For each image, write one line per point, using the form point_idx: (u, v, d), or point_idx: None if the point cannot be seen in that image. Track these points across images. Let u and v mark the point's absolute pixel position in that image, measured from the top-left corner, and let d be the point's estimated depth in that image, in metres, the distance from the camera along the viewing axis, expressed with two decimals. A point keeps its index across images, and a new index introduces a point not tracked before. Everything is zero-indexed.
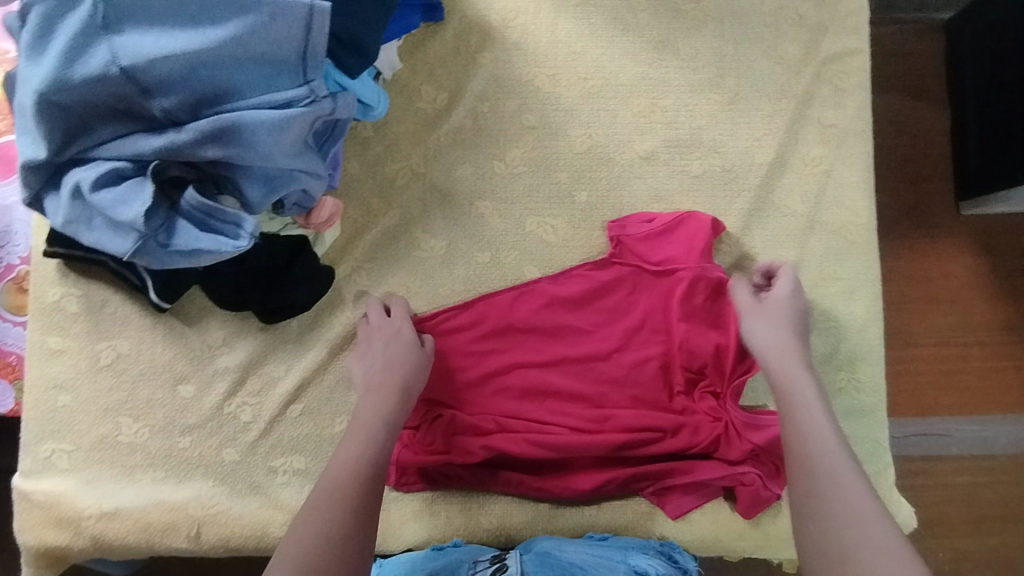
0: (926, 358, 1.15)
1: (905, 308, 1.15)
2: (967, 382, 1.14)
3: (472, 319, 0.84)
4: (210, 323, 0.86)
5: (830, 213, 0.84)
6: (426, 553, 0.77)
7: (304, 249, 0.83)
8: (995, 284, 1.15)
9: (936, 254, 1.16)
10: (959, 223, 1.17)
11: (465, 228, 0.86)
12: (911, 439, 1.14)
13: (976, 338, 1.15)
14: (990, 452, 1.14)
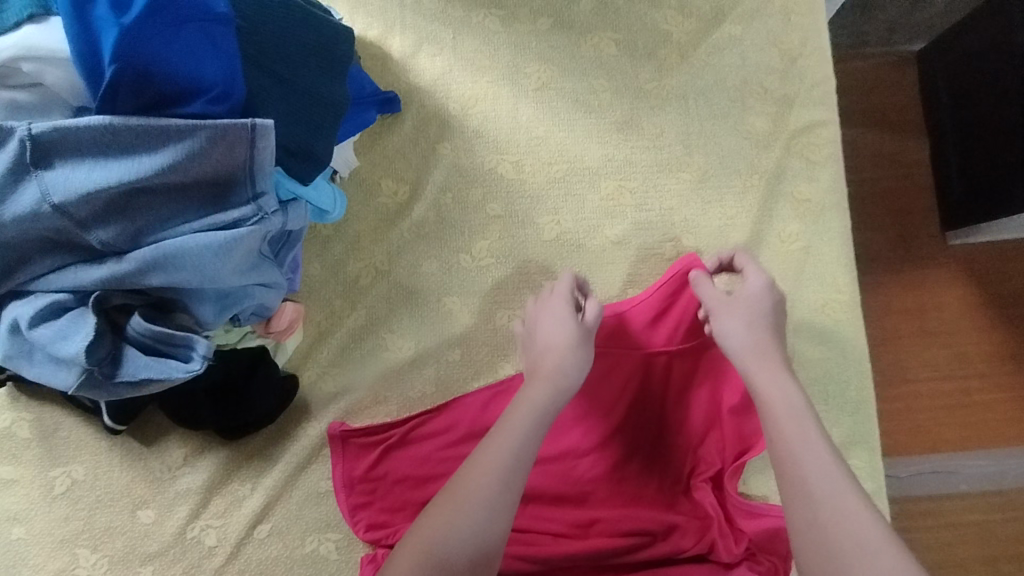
0: (923, 394, 1.08)
1: (894, 344, 1.09)
2: (970, 415, 1.08)
3: (447, 423, 0.80)
4: (170, 442, 0.82)
5: (811, 291, 0.81)
6: None
7: (263, 360, 0.79)
8: (992, 313, 1.10)
9: (928, 288, 1.11)
10: (946, 252, 1.12)
11: (434, 324, 0.83)
12: (922, 481, 1.07)
13: (974, 369, 1.08)
14: (999, 489, 1.06)
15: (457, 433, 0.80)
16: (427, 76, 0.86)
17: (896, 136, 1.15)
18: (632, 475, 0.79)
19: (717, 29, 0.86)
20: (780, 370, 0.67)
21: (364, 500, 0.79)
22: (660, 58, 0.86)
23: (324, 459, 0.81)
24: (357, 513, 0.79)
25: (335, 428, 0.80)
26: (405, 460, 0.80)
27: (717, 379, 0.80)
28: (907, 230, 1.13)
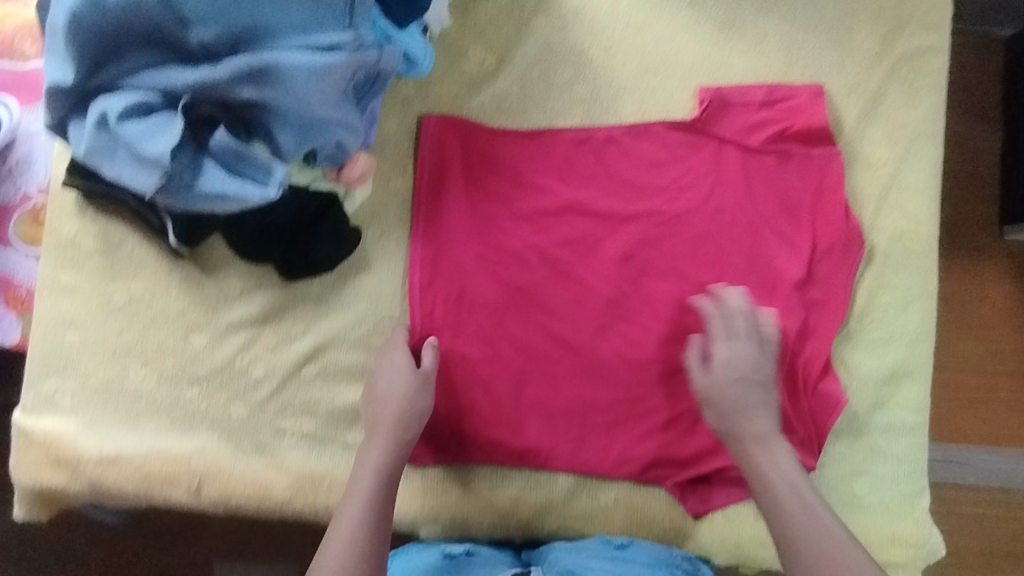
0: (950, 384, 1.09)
1: None
2: (990, 412, 1.09)
3: (547, 223, 0.82)
4: (229, 274, 0.82)
5: (890, 220, 0.79)
6: (435, 562, 0.73)
7: (334, 206, 0.79)
8: None
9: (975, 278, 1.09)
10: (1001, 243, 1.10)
11: (502, 179, 0.82)
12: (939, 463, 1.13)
13: (1005, 367, 1.09)
14: (1008, 486, 1.10)
15: (548, 237, 0.82)
16: None
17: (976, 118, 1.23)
18: (693, 330, 0.80)
19: None
20: (760, 405, 0.72)
21: (452, 271, 0.81)
22: None
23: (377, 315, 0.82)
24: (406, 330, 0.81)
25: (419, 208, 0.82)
26: (485, 252, 0.82)
27: (842, 257, 0.79)
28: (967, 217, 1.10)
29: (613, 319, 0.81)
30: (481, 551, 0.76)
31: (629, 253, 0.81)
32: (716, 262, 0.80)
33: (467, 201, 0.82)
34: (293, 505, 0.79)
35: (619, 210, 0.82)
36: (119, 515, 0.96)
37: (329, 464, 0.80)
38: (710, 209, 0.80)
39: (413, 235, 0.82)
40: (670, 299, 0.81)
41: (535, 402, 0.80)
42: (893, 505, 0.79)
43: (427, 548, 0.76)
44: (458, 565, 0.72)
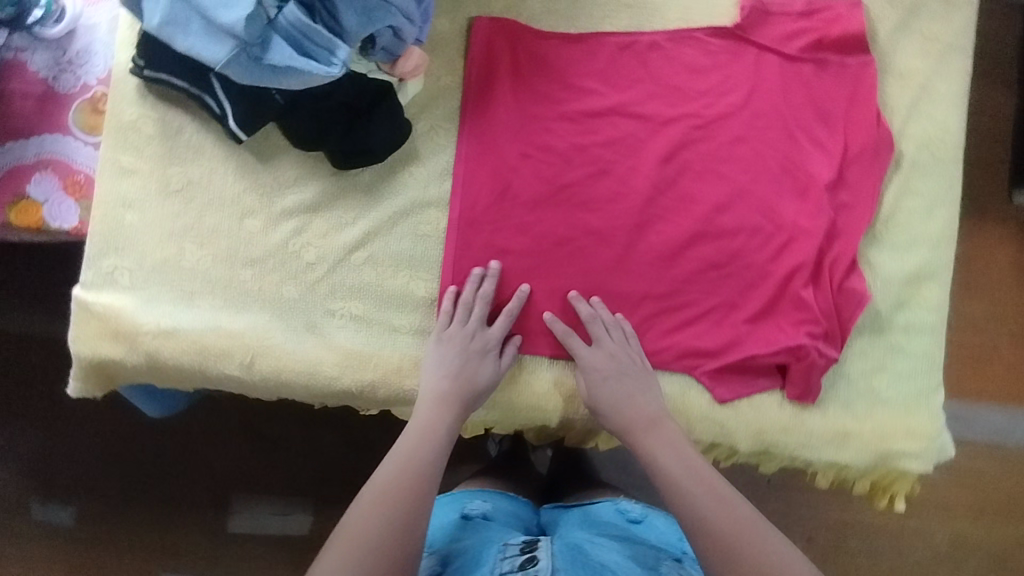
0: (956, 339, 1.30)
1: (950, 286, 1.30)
2: (994, 369, 1.29)
3: (589, 123, 0.84)
4: (283, 161, 0.85)
5: (919, 127, 0.83)
6: (456, 521, 0.87)
7: (388, 96, 0.81)
8: None
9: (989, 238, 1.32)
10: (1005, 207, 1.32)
11: (550, 81, 0.84)
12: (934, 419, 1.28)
13: (1008, 328, 1.30)
14: (1003, 441, 1.28)
15: (589, 136, 0.84)
16: None
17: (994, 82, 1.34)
18: (729, 227, 0.83)
19: None
20: (616, 369, 0.79)
21: (494, 166, 0.84)
22: None
23: (424, 205, 0.85)
24: (450, 221, 0.84)
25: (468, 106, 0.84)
26: (527, 150, 0.84)
27: (873, 161, 0.82)
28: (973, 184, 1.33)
29: (650, 218, 0.83)
30: (498, 516, 0.90)
31: (671, 152, 0.83)
32: (752, 164, 0.83)
33: (514, 99, 0.84)
34: (340, 382, 0.83)
35: (661, 110, 0.84)
36: (160, 406, 0.99)
37: (376, 345, 0.83)
38: (749, 114, 0.83)
39: (460, 130, 0.85)
40: (707, 199, 0.83)
41: (571, 295, 0.83)
42: (910, 400, 0.83)
43: (451, 508, 0.90)
44: (475, 526, 0.86)
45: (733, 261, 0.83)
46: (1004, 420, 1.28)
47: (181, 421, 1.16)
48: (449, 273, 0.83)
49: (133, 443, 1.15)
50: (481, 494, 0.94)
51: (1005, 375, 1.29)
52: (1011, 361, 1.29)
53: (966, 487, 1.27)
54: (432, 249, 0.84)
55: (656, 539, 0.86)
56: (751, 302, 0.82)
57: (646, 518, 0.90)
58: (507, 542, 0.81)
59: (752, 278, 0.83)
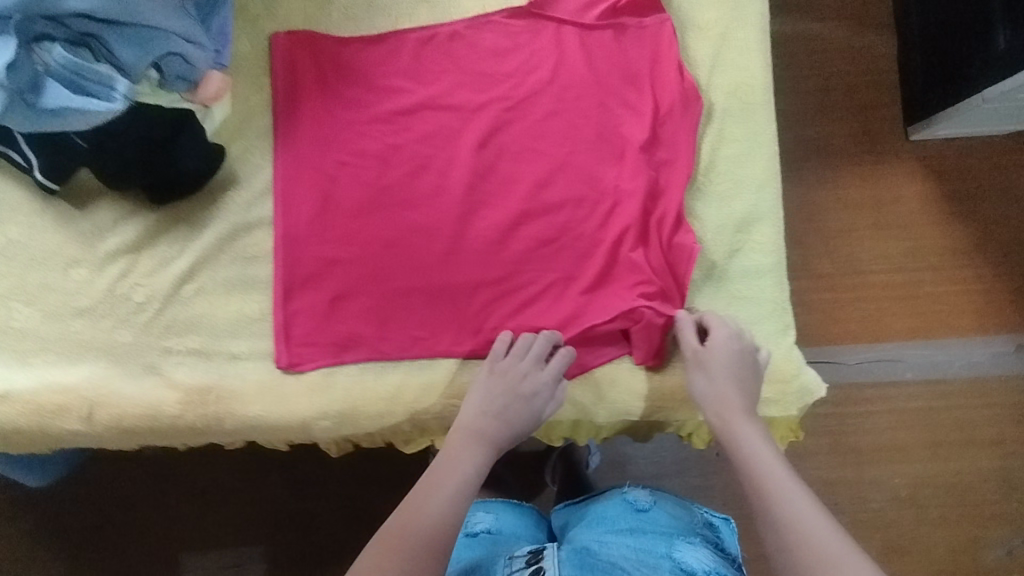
0: (875, 284, 1.30)
1: (860, 231, 1.31)
2: (921, 307, 1.29)
3: (399, 121, 0.84)
4: (100, 206, 0.84)
5: (724, 76, 0.83)
6: (460, 541, 0.86)
7: (188, 121, 0.79)
8: (946, 209, 1.33)
9: (891, 178, 1.33)
10: (908, 147, 1.35)
11: (356, 85, 0.84)
12: (864, 366, 1.28)
13: (926, 263, 1.30)
14: (944, 377, 1.28)
15: (402, 133, 0.83)
16: None
17: (867, 29, 1.37)
18: (553, 202, 0.82)
19: None
20: (735, 376, 0.73)
21: (311, 177, 0.83)
22: None
23: (248, 227, 0.83)
24: (275, 240, 0.83)
25: (277, 122, 0.83)
26: (344, 156, 0.83)
27: (684, 115, 0.82)
28: (869, 127, 1.35)
29: (475, 204, 0.83)
30: (502, 525, 0.88)
31: (485, 137, 0.83)
32: (566, 136, 0.83)
33: (323, 107, 0.84)
34: (185, 419, 0.81)
35: (468, 98, 0.84)
36: (41, 476, 0.99)
37: (215, 375, 0.82)
38: (557, 88, 0.84)
39: (274, 147, 0.84)
40: (527, 178, 0.83)
41: (405, 294, 0.82)
42: (759, 344, 0.82)
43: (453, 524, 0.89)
44: (481, 541, 0.85)
45: (563, 234, 0.82)
46: (939, 355, 1.28)
47: (86, 487, 1.12)
48: (281, 291, 0.82)
49: (46, 520, 1.12)
50: (485, 504, 0.92)
51: (928, 311, 1.29)
52: (935, 296, 1.30)
53: (907, 429, 1.26)
54: (263, 270, 0.83)
55: (666, 521, 0.82)
56: (587, 272, 0.82)
57: (653, 503, 0.85)
58: (513, 556, 0.80)
59: (584, 248, 0.82)
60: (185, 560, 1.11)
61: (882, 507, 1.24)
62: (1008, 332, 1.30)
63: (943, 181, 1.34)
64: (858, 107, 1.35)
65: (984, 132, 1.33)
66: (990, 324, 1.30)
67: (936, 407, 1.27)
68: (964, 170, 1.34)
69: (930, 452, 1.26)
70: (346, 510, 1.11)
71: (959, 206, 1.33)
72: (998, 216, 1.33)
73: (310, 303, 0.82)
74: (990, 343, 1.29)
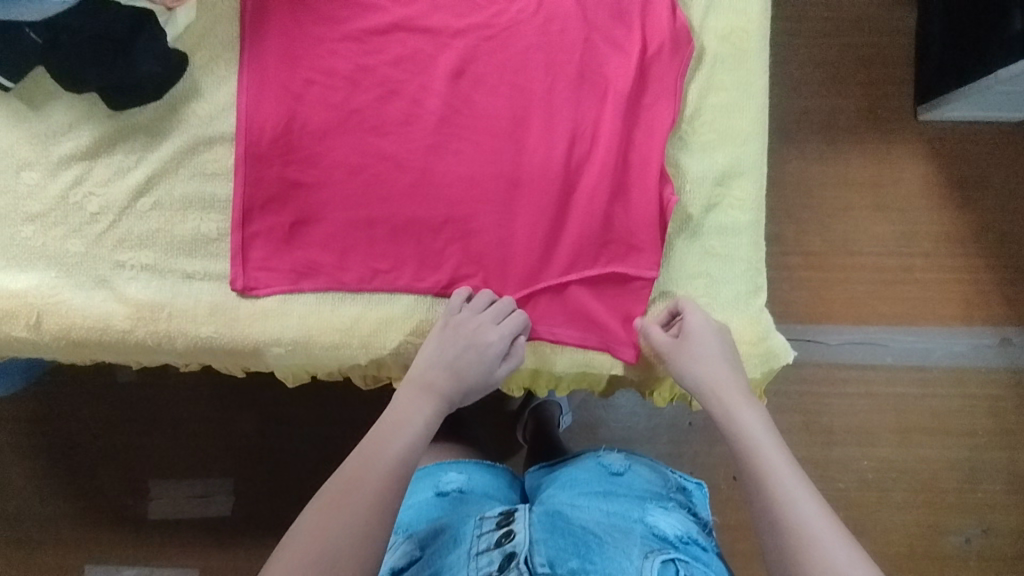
0: (866, 265, 1.27)
1: (858, 209, 1.28)
2: (909, 292, 1.27)
3: (373, 42, 0.80)
4: (56, 107, 0.80)
5: (718, 20, 0.79)
6: (430, 499, 0.83)
7: (148, 23, 0.76)
8: (947, 194, 1.29)
9: (893, 157, 1.29)
10: (917, 127, 1.30)
11: (331, 0, 0.80)
12: (845, 346, 1.26)
13: (921, 248, 1.27)
14: (925, 364, 1.26)
15: (375, 55, 0.80)
16: None
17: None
18: (527, 140, 0.79)
19: None
20: (717, 353, 0.72)
21: (277, 95, 0.79)
22: None
23: (210, 142, 0.80)
24: (235, 157, 0.79)
25: (245, 33, 0.80)
26: (313, 76, 0.80)
27: (671, 57, 0.78)
28: (878, 101, 1.30)
29: (444, 136, 0.80)
30: (475, 486, 0.86)
31: (461, 65, 0.80)
32: (546, 72, 0.79)
33: (295, 21, 0.80)
34: (134, 335, 0.78)
35: (447, 23, 0.80)
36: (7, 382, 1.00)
37: (168, 295, 0.79)
38: (541, 19, 0.80)
39: (240, 60, 0.80)
40: (501, 114, 0.79)
41: (365, 224, 0.79)
42: (728, 304, 0.79)
43: (424, 483, 0.87)
44: (452, 500, 0.83)
45: (534, 175, 0.79)
46: (922, 342, 1.26)
47: (45, 404, 1.10)
48: (239, 212, 0.79)
49: (10, 434, 1.10)
50: (456, 465, 0.90)
51: (916, 296, 1.27)
52: (925, 281, 1.27)
53: (882, 412, 1.25)
54: (222, 189, 0.80)
55: (641, 487, 0.81)
56: (557, 217, 0.79)
57: (629, 467, 0.84)
58: (484, 516, 0.77)
59: (555, 192, 0.79)
60: (153, 485, 1.10)
61: (848, 488, 1.24)
62: (994, 325, 1.27)
63: (948, 166, 1.30)
64: (870, 79, 1.30)
65: (994, 117, 1.29)
66: (977, 316, 1.27)
67: (913, 393, 1.26)
68: (968, 156, 1.30)
69: (901, 438, 1.25)
70: (305, 447, 1.10)
71: (960, 192, 1.29)
72: (999, 205, 1.29)
73: (269, 227, 0.80)
74: (976, 334, 1.27)
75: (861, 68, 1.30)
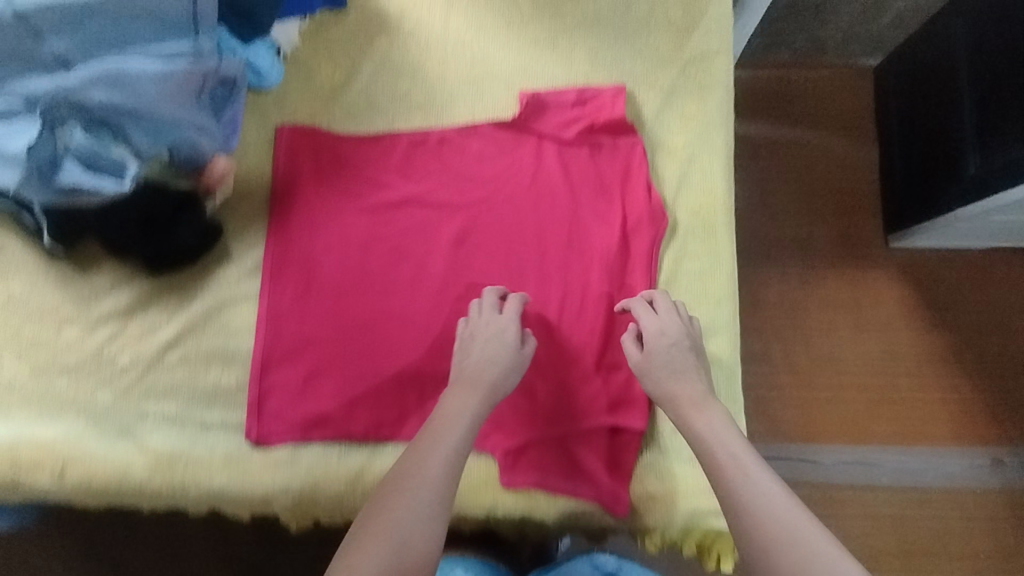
0: (853, 385, 1.33)
1: (837, 330, 1.35)
2: (897, 410, 1.32)
3: (385, 216, 0.91)
4: (100, 270, 0.89)
5: (690, 196, 0.90)
6: None
7: (191, 201, 0.86)
8: (925, 317, 1.36)
9: (869, 281, 1.38)
10: (890, 253, 1.39)
11: (350, 178, 0.92)
12: (840, 467, 1.29)
13: (904, 367, 1.34)
14: (920, 485, 1.29)
15: (387, 227, 0.91)
16: None
17: (848, 139, 1.44)
18: (523, 302, 0.88)
19: None
20: (680, 375, 0.79)
21: (302, 261, 0.89)
22: None
23: (235, 302, 0.89)
24: (258, 316, 0.88)
25: (274, 208, 0.91)
26: (333, 245, 0.90)
27: (651, 231, 0.88)
28: (851, 228, 1.41)
29: (449, 297, 0.88)
30: None
31: (463, 236, 0.90)
32: (539, 242, 0.90)
33: (319, 198, 0.91)
34: (151, 483, 0.83)
35: (451, 200, 0.91)
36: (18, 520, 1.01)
37: (186, 444, 0.84)
38: (534, 196, 0.91)
39: (268, 230, 0.90)
40: (499, 277, 0.89)
41: (374, 377, 0.86)
42: None
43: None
44: None
45: (530, 333, 0.87)
46: (914, 461, 1.29)
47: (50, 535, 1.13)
48: (259, 364, 0.86)
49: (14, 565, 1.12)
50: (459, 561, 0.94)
51: (906, 415, 1.32)
52: (911, 400, 1.32)
53: (882, 538, 1.27)
54: (243, 344, 0.87)
55: None
56: (552, 372, 0.86)
57: (620, 569, 0.94)
58: None
59: (549, 349, 0.87)
60: None
61: None
62: (984, 444, 1.31)
63: (925, 291, 1.37)
64: (840, 209, 1.42)
65: (958, 246, 1.38)
66: (966, 435, 1.31)
67: (912, 519, 1.27)
68: (947, 283, 1.38)
69: (903, 559, 1.26)
70: None
71: (938, 314, 1.36)
72: (975, 328, 1.36)
73: (285, 379, 0.86)
74: (966, 454, 1.30)
75: (831, 198, 1.42)
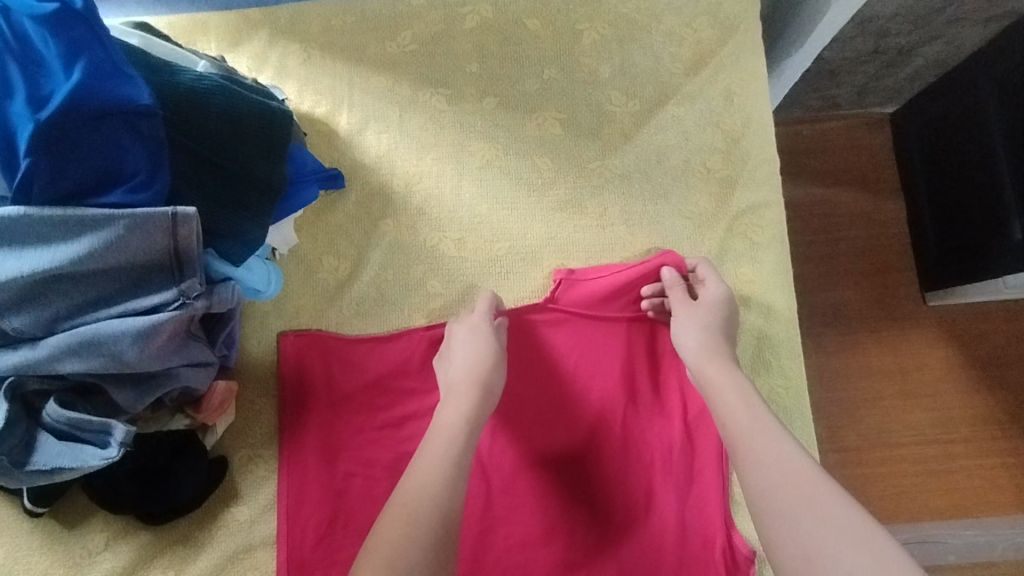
0: (904, 458, 1.10)
1: (881, 406, 1.12)
2: (955, 481, 1.09)
3: (413, 429, 0.80)
4: (92, 524, 0.78)
5: (755, 375, 0.80)
6: None
7: (191, 444, 0.76)
8: (975, 375, 1.12)
9: (912, 348, 1.13)
10: (926, 313, 1.15)
11: (366, 386, 0.81)
12: (902, 549, 1.07)
13: (959, 434, 1.10)
14: (990, 560, 1.07)
15: (416, 442, 0.79)
16: (372, 152, 0.86)
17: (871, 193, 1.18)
18: (581, 518, 0.77)
19: (660, 109, 0.86)
20: (721, 343, 0.73)
21: (322, 492, 0.78)
22: (603, 138, 0.86)
23: (249, 548, 0.77)
24: (276, 567, 0.76)
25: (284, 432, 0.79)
26: (355, 468, 0.79)
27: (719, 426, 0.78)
28: (885, 289, 1.15)
29: (494, 518, 0.77)
30: None
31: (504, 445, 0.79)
32: (591, 444, 0.78)
33: (336, 414, 0.80)
34: None
35: None
36: None
37: None
38: (579, 389, 0.80)
39: (280, 461, 0.79)
40: (549, 489, 0.78)
41: None
42: None
43: None
44: None
45: (592, 555, 0.76)
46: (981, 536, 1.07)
47: None
48: None
49: None
50: None
51: (967, 486, 1.09)
52: (968, 472, 1.10)
53: None
54: None
55: None
56: None
57: None
58: None
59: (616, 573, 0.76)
60: None
61: None
62: None
63: (972, 350, 1.13)
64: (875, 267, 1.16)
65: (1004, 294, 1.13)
66: None
67: None
68: (1000, 322, 1.14)
69: None
70: None
71: (991, 373, 1.13)
72: None
73: None
74: None
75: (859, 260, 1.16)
